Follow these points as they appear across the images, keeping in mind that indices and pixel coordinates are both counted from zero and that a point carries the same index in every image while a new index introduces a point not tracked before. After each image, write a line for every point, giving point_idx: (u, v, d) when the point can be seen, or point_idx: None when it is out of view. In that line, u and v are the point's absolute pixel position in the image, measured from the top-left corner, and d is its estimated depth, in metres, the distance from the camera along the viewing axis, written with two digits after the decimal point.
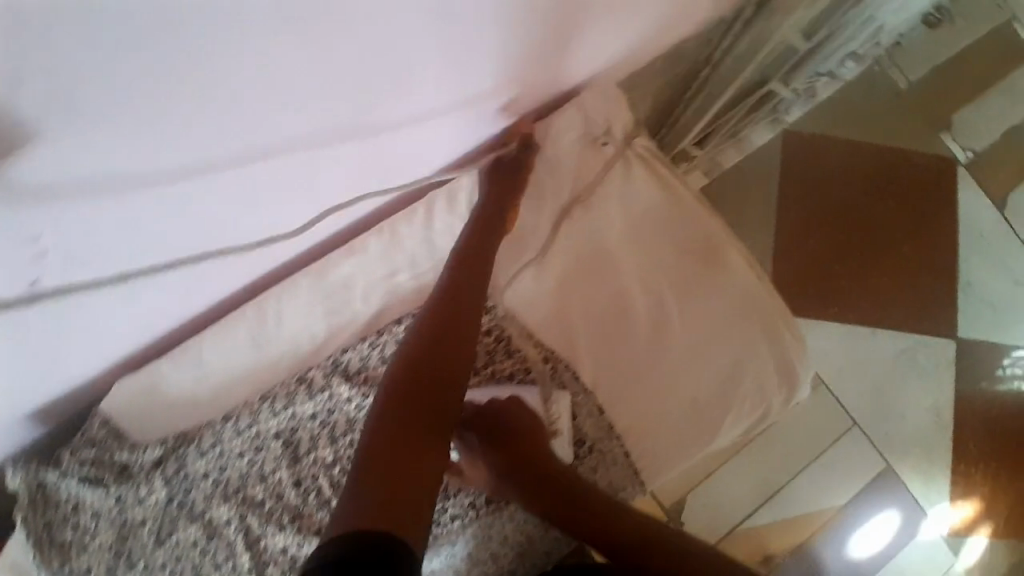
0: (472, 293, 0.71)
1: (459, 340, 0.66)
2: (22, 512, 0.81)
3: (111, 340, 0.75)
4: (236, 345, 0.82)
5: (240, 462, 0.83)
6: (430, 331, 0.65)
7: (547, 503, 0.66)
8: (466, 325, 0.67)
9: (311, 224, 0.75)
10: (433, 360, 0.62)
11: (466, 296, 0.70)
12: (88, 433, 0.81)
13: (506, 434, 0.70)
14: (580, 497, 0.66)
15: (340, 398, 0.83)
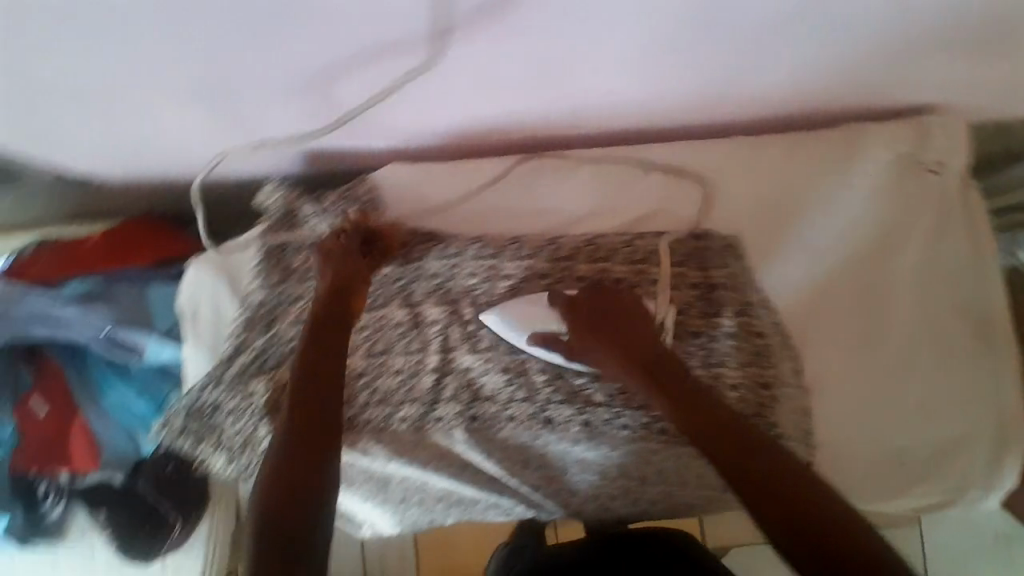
0: (335, 333, 0.75)
1: (332, 390, 0.69)
2: (275, 224, 0.89)
3: (431, 101, 0.82)
4: (512, 179, 0.90)
5: (464, 283, 0.87)
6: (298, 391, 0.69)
7: (689, 401, 0.68)
8: (320, 350, 0.73)
9: (654, 75, 0.79)
10: (311, 440, 0.65)
11: (325, 345, 0.73)
12: (352, 189, 0.89)
13: (612, 318, 0.76)
14: (734, 432, 0.63)
15: (576, 273, 0.85)
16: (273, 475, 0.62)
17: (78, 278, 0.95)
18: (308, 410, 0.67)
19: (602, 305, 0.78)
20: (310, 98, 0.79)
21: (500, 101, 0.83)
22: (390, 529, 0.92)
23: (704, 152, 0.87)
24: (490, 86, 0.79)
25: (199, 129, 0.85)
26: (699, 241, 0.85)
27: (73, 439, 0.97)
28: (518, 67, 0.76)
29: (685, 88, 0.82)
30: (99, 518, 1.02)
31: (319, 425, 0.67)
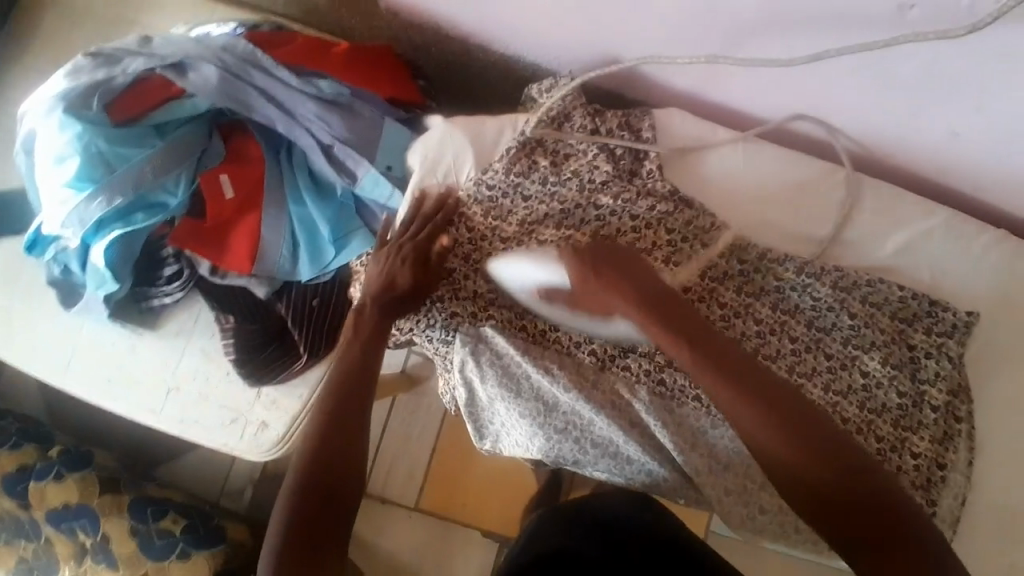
0: (379, 328, 0.83)
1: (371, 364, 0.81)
2: (546, 120, 0.87)
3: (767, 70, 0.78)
4: (787, 175, 0.88)
5: (705, 249, 0.85)
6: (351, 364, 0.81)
7: (742, 380, 0.66)
8: (376, 331, 0.82)
9: (983, 145, 0.77)
10: (348, 399, 0.78)
11: (369, 341, 0.82)
12: (632, 120, 0.89)
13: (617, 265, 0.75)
14: (725, 350, 0.69)
15: (812, 292, 0.85)
16: (314, 463, 0.73)
17: (328, 79, 0.89)
18: (369, 376, 0.80)
19: (602, 250, 0.76)
20: (657, 20, 0.74)
21: (830, 96, 0.79)
22: (516, 451, 0.95)
23: (960, 233, 0.87)
24: (835, 81, 0.76)
25: (517, 15, 0.84)
26: (936, 312, 0.84)
27: (238, 233, 0.90)
28: (879, 79, 0.73)
29: (991, 172, 0.82)
30: (224, 322, 0.94)
31: (367, 388, 0.80)
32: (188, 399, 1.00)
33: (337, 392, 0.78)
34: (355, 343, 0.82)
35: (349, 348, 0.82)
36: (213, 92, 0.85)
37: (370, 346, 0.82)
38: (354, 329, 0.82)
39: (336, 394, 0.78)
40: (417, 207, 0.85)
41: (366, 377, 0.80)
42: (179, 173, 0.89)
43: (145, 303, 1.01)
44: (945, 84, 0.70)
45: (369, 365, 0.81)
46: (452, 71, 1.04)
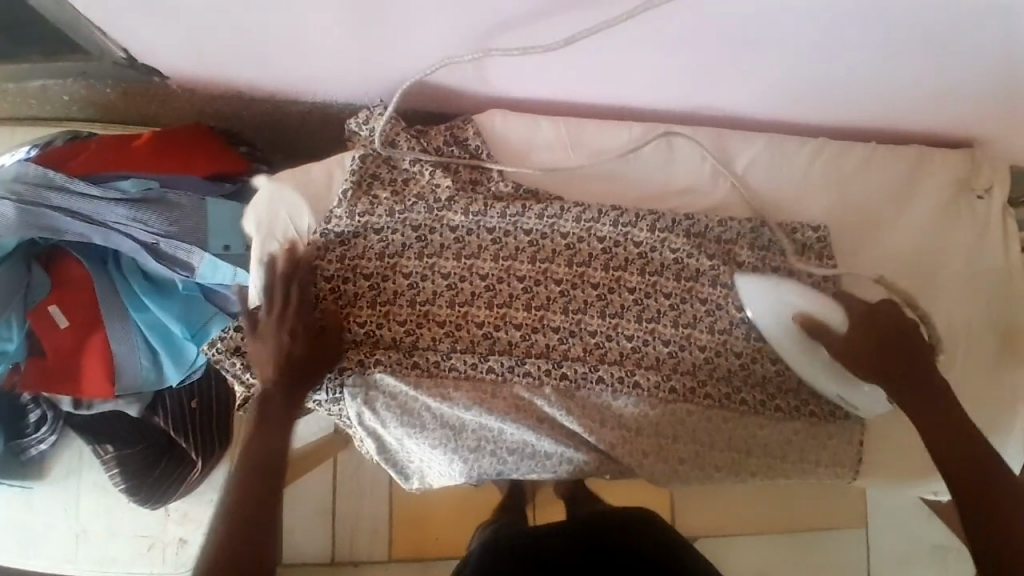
0: (286, 411, 0.80)
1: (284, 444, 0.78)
2: (371, 154, 0.86)
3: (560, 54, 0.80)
4: (616, 142, 0.91)
5: (564, 240, 0.88)
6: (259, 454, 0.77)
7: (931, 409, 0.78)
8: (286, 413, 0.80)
9: (769, 70, 0.82)
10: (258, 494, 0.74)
11: (274, 428, 0.79)
12: (456, 131, 0.89)
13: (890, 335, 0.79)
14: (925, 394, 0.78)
15: (672, 244, 0.88)
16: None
17: (129, 178, 0.85)
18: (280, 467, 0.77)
19: (880, 322, 0.79)
20: (437, 36, 0.75)
21: (622, 63, 0.82)
22: (443, 480, 0.93)
23: (782, 152, 0.92)
24: (622, 48, 0.79)
25: (309, 62, 0.83)
26: (784, 229, 0.89)
27: (87, 358, 0.85)
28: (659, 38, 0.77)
29: (791, 91, 0.87)
30: (103, 453, 0.89)
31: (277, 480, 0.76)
32: (97, 538, 0.94)
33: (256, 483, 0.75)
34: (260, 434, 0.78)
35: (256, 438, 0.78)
36: (14, 229, 0.80)
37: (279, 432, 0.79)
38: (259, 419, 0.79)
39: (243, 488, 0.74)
40: (272, 272, 0.82)
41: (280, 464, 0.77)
42: (8, 316, 0.83)
43: (24, 455, 0.94)
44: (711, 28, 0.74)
45: (276, 459, 0.77)
46: (275, 129, 1.01)
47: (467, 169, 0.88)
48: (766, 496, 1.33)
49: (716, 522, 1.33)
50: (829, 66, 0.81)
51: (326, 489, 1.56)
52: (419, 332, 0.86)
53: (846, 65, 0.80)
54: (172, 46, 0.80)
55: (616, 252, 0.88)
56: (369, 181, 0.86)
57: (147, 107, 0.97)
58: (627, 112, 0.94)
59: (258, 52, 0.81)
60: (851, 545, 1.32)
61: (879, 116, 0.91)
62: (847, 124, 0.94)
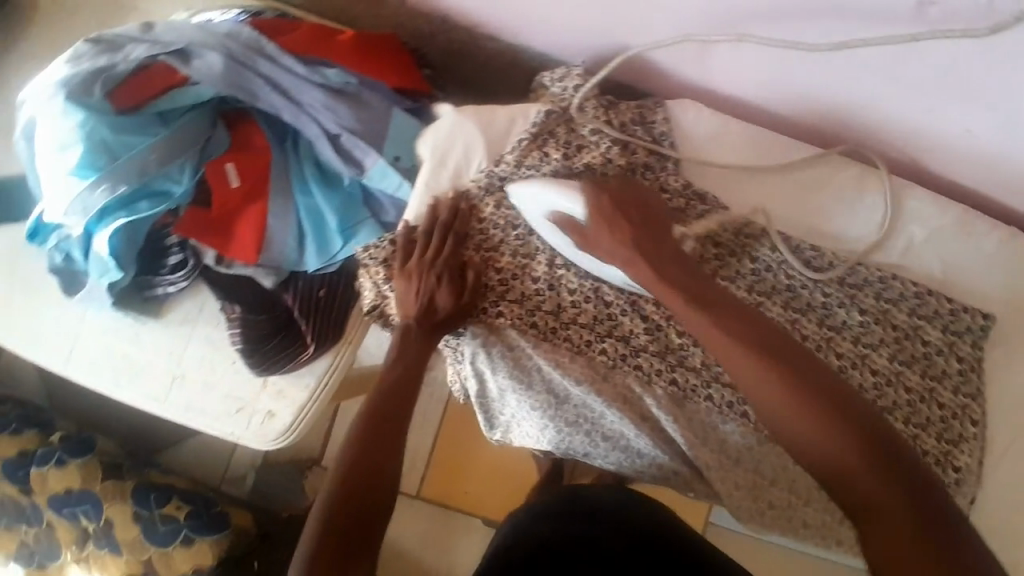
0: (421, 347, 0.84)
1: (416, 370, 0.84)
2: (557, 112, 0.86)
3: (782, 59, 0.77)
4: (799, 168, 0.87)
5: (715, 248, 0.85)
6: (403, 369, 0.83)
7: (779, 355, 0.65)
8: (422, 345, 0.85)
9: (994, 141, 0.77)
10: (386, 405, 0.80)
11: (410, 360, 0.84)
12: (647, 112, 0.87)
13: (635, 216, 0.75)
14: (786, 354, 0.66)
15: (823, 287, 0.85)
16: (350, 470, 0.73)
17: (334, 68, 0.87)
18: (409, 393, 0.83)
19: (624, 203, 0.76)
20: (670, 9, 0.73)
21: (842, 88, 0.79)
22: (526, 441, 0.96)
23: (970, 232, 0.86)
24: (851, 71, 0.75)
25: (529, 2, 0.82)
26: (948, 308, 0.84)
27: (243, 223, 0.89)
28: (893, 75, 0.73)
29: (1001, 170, 0.81)
30: (230, 312, 0.94)
31: (406, 403, 0.82)
32: (192, 388, 0.99)
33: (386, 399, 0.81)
34: (397, 362, 0.84)
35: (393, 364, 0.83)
36: (219, 80, 0.83)
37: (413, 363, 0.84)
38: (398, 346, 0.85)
39: (378, 406, 0.80)
40: (432, 215, 0.84)
41: (407, 389, 0.83)
42: (183, 161, 0.87)
43: (148, 292, 1.00)
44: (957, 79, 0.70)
45: (412, 384, 0.83)
46: (461, 59, 1.02)
47: (643, 151, 0.86)
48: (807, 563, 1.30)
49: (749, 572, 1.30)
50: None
51: None
52: (550, 295, 0.85)
53: None
54: None
55: (764, 281, 0.86)
56: (547, 139, 0.85)
57: (353, 5, 0.99)
58: (824, 139, 0.89)
59: None
60: None
61: None
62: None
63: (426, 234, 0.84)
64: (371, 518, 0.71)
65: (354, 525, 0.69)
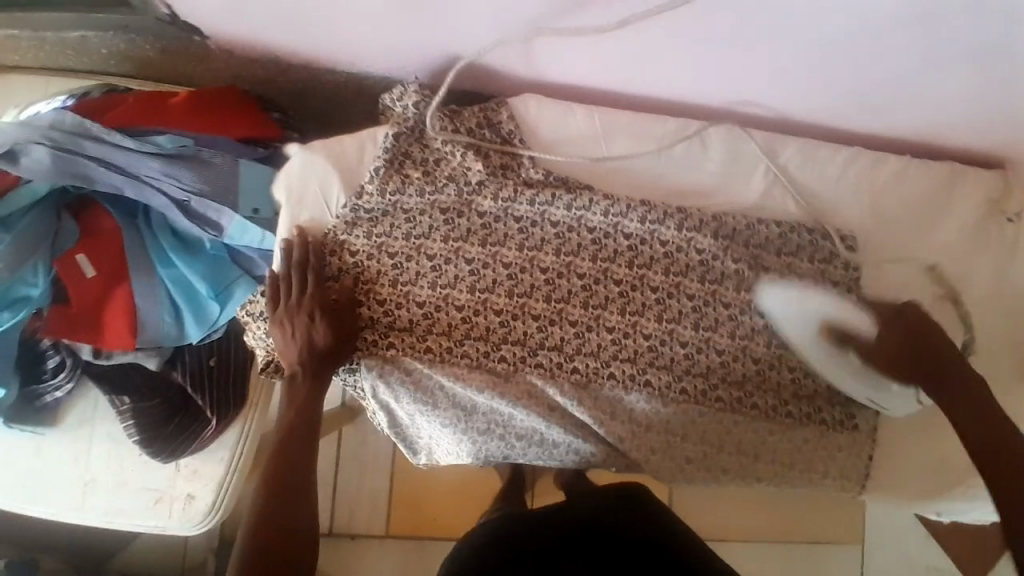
0: (313, 392, 0.83)
1: (312, 416, 0.82)
2: (405, 132, 0.86)
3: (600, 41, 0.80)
4: (649, 135, 0.90)
5: (590, 234, 0.87)
6: (301, 418, 0.81)
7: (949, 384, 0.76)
8: (315, 392, 0.83)
9: (810, 75, 0.82)
10: (286, 463, 0.78)
11: (306, 406, 0.82)
12: (490, 114, 0.88)
13: (906, 334, 0.79)
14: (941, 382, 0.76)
15: (698, 245, 0.87)
16: (258, 534, 0.71)
17: (167, 133, 0.86)
18: (311, 435, 0.81)
19: (903, 327, 0.79)
20: (480, 15, 0.75)
21: (663, 55, 0.82)
22: (450, 460, 0.95)
23: (815, 161, 0.91)
24: (665, 39, 0.78)
25: (349, 31, 0.83)
26: (813, 236, 0.88)
27: (110, 310, 0.86)
28: (702, 36, 0.77)
29: (825, 98, 0.86)
30: (120, 404, 0.91)
31: (308, 447, 0.81)
32: (104, 490, 0.95)
33: (284, 455, 0.79)
34: (289, 410, 0.82)
35: (287, 418, 0.81)
36: (50, 173, 0.80)
37: (308, 413, 0.82)
38: (290, 398, 0.83)
39: (278, 458, 0.78)
40: (286, 258, 0.83)
41: (310, 438, 0.81)
42: (35, 262, 0.84)
43: (38, 401, 0.95)
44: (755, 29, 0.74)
45: (311, 433, 0.81)
46: (309, 96, 1.01)
47: (496, 152, 0.87)
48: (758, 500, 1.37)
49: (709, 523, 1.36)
50: (864, 78, 0.81)
51: (328, 462, 1.57)
52: (438, 316, 0.86)
53: (889, 75, 0.79)
54: (214, 7, 0.80)
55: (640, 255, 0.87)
56: (402, 161, 0.85)
57: (185, 66, 0.97)
58: (662, 106, 0.93)
59: (300, 17, 0.81)
60: (841, 560, 1.34)
61: (917, 130, 0.90)
62: (879, 135, 0.93)
63: (285, 278, 0.83)
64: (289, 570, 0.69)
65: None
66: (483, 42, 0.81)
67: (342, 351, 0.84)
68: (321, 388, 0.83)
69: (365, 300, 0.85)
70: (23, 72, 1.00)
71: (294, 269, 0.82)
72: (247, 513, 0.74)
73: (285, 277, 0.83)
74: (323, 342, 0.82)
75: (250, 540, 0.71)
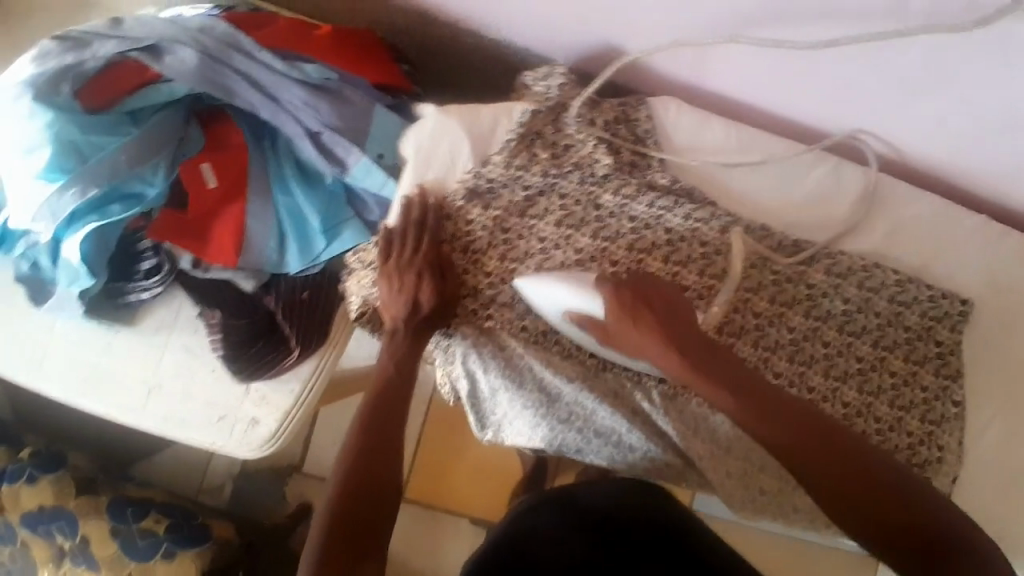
0: (411, 350, 0.82)
1: (408, 371, 0.82)
2: (544, 110, 0.85)
3: (766, 57, 0.79)
4: (778, 164, 0.88)
5: (703, 247, 0.85)
6: (397, 374, 0.81)
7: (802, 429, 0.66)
8: (414, 352, 0.83)
9: (965, 136, 0.80)
10: (378, 418, 0.77)
11: (401, 363, 0.82)
12: (631, 110, 0.87)
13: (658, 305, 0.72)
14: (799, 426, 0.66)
15: (809, 279, 0.86)
16: (343, 485, 0.70)
17: (314, 64, 0.85)
18: (403, 391, 0.81)
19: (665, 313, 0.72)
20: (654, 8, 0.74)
21: (825, 84, 0.80)
22: (517, 440, 0.95)
23: (945, 222, 0.88)
24: (834, 69, 0.77)
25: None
26: (928, 293, 0.87)
27: (222, 224, 0.86)
28: (873, 72, 0.75)
29: (972, 161, 0.84)
30: (210, 318, 0.92)
31: (400, 403, 0.80)
32: (170, 399, 0.96)
33: (376, 406, 0.79)
34: (386, 361, 0.82)
35: (384, 369, 0.82)
36: (192, 75, 0.80)
37: (403, 373, 0.82)
38: (388, 351, 0.83)
39: (371, 408, 0.78)
40: (405, 214, 0.82)
41: (403, 394, 0.81)
42: (157, 162, 0.85)
43: (121, 298, 0.96)
44: (930, 79, 0.72)
45: (402, 390, 0.81)
46: (442, 55, 1.00)
47: (629, 145, 0.85)
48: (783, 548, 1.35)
49: None
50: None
51: None
52: None
53: None
54: None
55: (747, 281, 0.86)
56: (532, 140, 0.84)
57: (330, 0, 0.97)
58: (804, 133, 0.91)
59: None
60: None
61: None
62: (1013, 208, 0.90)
63: (400, 234, 0.82)
64: (376, 511, 0.69)
65: (352, 524, 0.68)
66: (645, 36, 0.80)
67: (442, 315, 0.83)
68: (420, 347, 0.83)
69: (473, 269, 0.84)
70: None
71: (413, 227, 0.82)
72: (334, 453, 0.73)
73: (402, 233, 0.82)
74: (428, 302, 0.81)
75: (339, 489, 0.70)
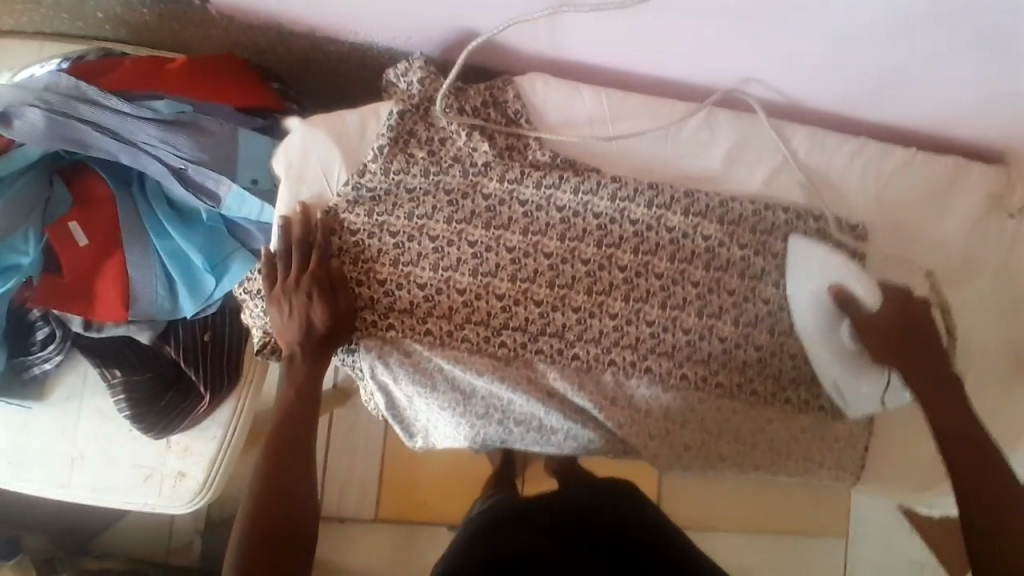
0: (313, 372, 0.82)
1: (311, 395, 0.81)
2: (411, 108, 0.83)
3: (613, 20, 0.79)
4: (655, 119, 0.89)
5: (596, 220, 0.85)
6: (298, 399, 0.81)
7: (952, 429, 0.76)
8: (314, 374, 0.82)
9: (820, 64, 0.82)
10: (288, 445, 0.78)
11: (302, 386, 0.81)
12: (496, 92, 0.86)
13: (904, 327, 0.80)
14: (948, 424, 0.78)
15: (704, 231, 0.86)
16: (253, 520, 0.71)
17: (163, 99, 0.84)
18: (311, 414, 0.81)
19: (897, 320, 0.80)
20: None
21: (676, 36, 0.81)
22: (445, 442, 0.96)
23: (824, 150, 0.90)
24: (678, 21, 0.78)
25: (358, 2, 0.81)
26: (816, 224, 0.88)
27: (105, 279, 0.85)
28: (714, 19, 0.76)
29: (834, 87, 0.86)
30: (110, 378, 0.89)
31: (310, 425, 0.81)
32: (91, 467, 0.93)
33: (282, 434, 0.78)
34: (288, 387, 0.81)
35: (287, 395, 0.81)
36: (44, 140, 0.79)
37: (305, 398, 0.81)
38: (287, 377, 0.82)
39: (276, 437, 0.78)
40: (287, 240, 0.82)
41: (309, 418, 0.81)
42: (27, 229, 0.82)
43: (25, 373, 0.93)
44: (767, 14, 0.74)
45: (309, 412, 0.81)
46: (312, 68, 0.99)
47: (502, 130, 0.85)
48: (747, 493, 1.37)
49: (693, 514, 1.37)
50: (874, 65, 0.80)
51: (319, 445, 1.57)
52: (439, 299, 0.85)
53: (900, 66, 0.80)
54: None
55: (642, 244, 0.86)
56: (407, 142, 0.83)
57: (187, 32, 0.95)
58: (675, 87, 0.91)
59: None
60: (827, 551, 1.36)
61: (925, 122, 0.90)
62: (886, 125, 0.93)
63: (283, 257, 0.81)
64: (289, 538, 0.71)
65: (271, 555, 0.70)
66: (494, 17, 0.80)
67: (340, 332, 0.83)
68: (321, 367, 0.83)
69: (365, 280, 0.83)
70: (21, 35, 0.97)
71: (296, 249, 0.80)
72: (246, 489, 0.74)
73: (286, 256, 0.81)
74: (321, 322, 0.80)
75: (250, 522, 0.71)
